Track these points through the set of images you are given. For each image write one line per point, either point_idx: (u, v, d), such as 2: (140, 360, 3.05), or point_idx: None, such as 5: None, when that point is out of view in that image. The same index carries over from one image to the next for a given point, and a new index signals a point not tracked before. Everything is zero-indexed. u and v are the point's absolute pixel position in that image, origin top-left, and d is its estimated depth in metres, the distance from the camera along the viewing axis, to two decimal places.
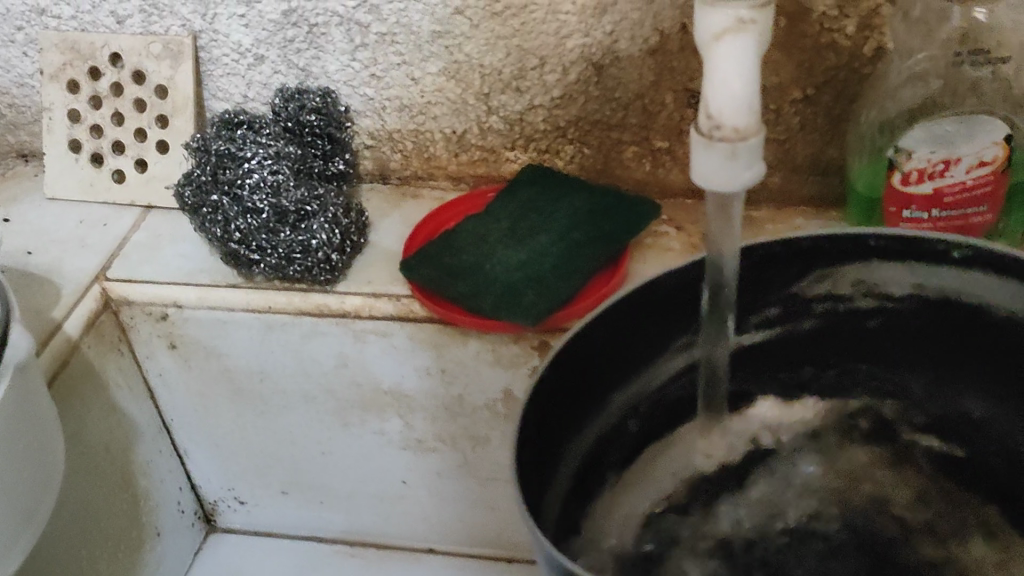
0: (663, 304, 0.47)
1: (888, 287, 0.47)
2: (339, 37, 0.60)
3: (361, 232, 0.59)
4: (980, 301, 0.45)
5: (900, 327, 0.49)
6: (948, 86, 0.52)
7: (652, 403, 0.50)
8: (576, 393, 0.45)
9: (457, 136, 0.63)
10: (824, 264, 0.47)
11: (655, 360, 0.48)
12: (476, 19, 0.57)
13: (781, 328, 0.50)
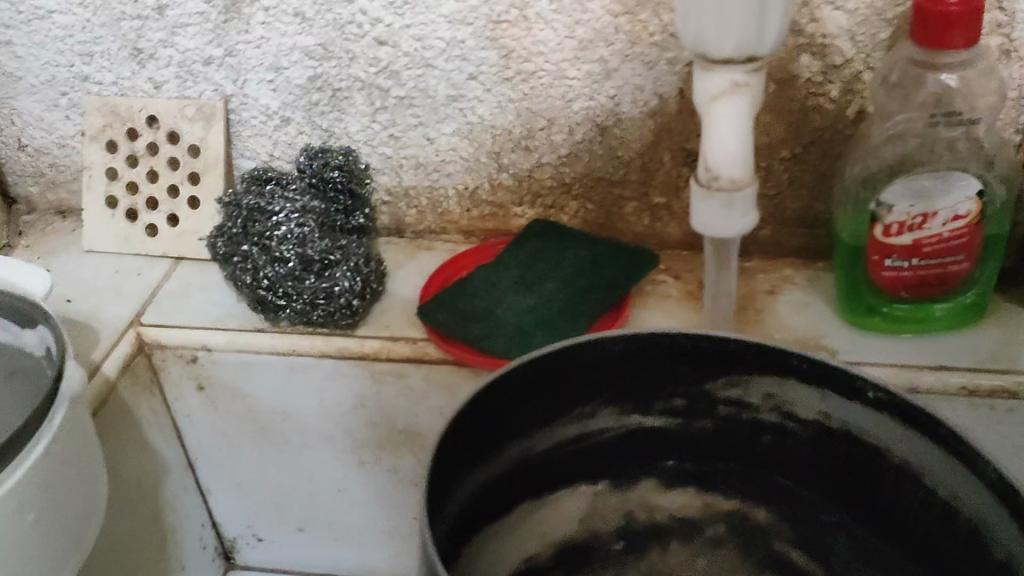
0: (663, 353, 0.44)
1: (796, 407, 0.44)
2: (361, 101, 0.65)
3: (381, 280, 0.63)
4: (882, 445, 0.42)
5: (795, 447, 0.46)
6: (925, 144, 0.55)
7: (634, 440, 0.48)
8: (536, 410, 0.44)
9: (469, 192, 0.68)
10: (738, 372, 0.44)
11: (644, 402, 0.46)
12: (488, 84, 0.62)
13: (680, 421, 0.47)
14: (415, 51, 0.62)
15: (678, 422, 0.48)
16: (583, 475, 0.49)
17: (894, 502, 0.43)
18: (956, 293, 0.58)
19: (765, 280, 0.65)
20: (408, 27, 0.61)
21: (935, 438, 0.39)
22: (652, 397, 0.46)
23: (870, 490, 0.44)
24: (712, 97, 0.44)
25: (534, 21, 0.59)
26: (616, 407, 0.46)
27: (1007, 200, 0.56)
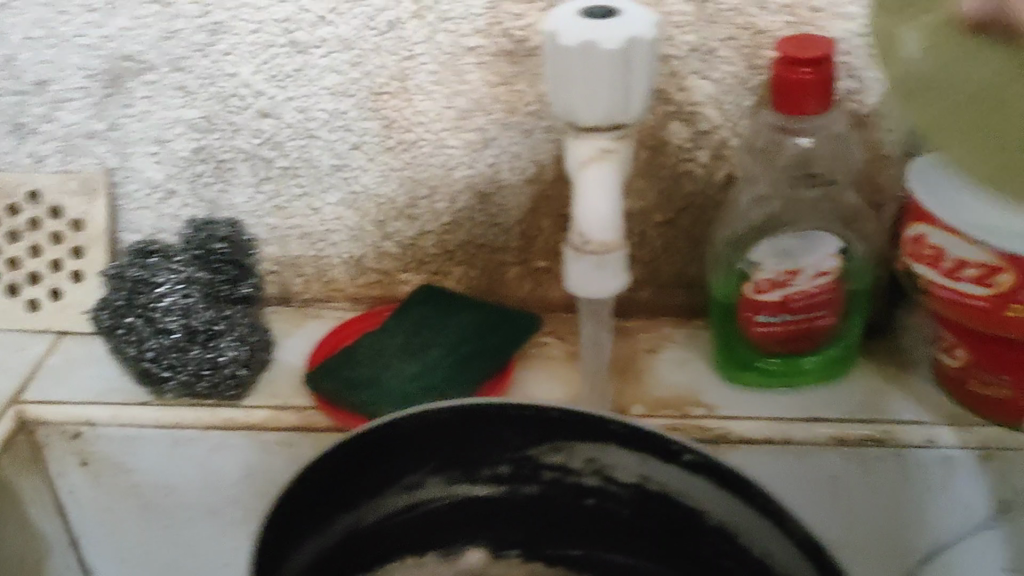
0: (484, 423, 0.47)
1: (615, 470, 0.49)
2: (246, 172, 0.65)
3: (267, 348, 0.63)
4: (694, 503, 0.47)
5: (612, 509, 0.51)
6: (788, 205, 0.58)
7: (466, 507, 0.52)
8: (370, 483, 0.47)
9: (355, 260, 0.69)
10: (560, 439, 0.48)
11: (474, 470, 0.50)
12: (372, 153, 0.64)
13: (504, 487, 0.51)
14: (299, 123, 0.63)
15: (502, 488, 0.51)
16: (413, 543, 0.52)
17: (711, 556, 0.48)
18: (825, 346, 0.61)
19: (643, 339, 0.67)
20: (290, 100, 0.62)
21: (754, 500, 0.44)
22: (477, 464, 0.49)
23: (686, 545, 0.49)
24: (582, 164, 0.46)
25: (414, 92, 0.61)
26: (441, 474, 0.49)
27: (866, 255, 0.59)
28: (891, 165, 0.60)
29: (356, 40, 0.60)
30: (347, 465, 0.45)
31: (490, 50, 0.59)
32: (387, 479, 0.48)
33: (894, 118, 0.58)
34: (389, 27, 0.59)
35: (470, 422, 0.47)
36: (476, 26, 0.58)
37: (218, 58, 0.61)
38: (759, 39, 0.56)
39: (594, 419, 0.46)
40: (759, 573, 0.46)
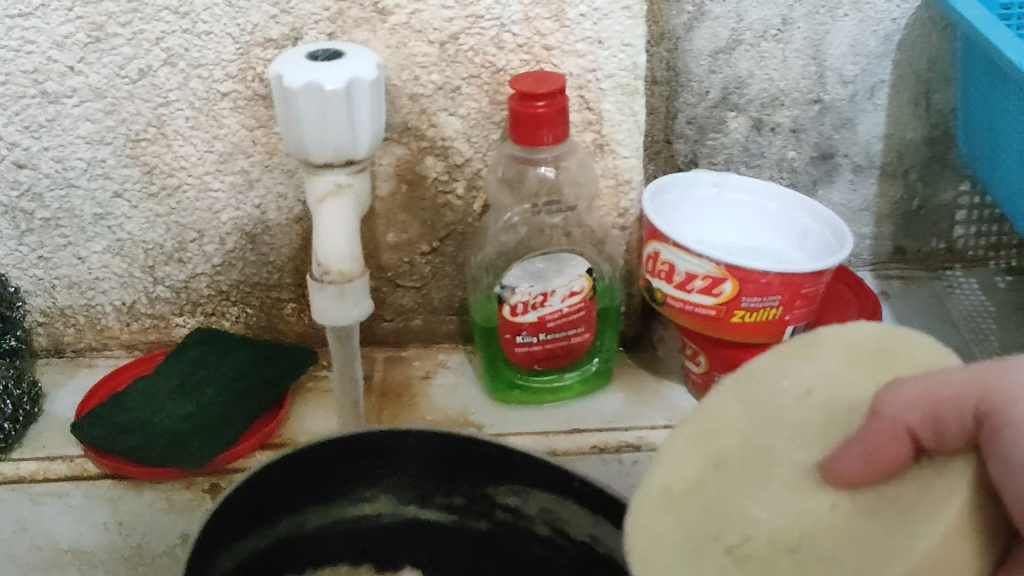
0: (492, 463, 0.51)
1: (571, 526, 0.52)
2: (5, 225, 0.65)
3: (35, 401, 0.64)
4: (632, 570, 0.50)
5: (548, 562, 0.54)
6: (534, 232, 0.64)
7: (417, 531, 0.55)
8: (386, 466, 0.52)
9: (128, 306, 0.69)
10: (514, 477, 0.51)
11: (432, 488, 0.54)
12: (134, 200, 0.65)
13: (452, 517, 0.55)
14: (57, 172, 0.63)
15: (450, 518, 0.55)
16: (356, 555, 0.55)
17: None
18: (581, 361, 0.65)
19: (418, 365, 0.70)
20: (46, 149, 0.62)
21: None
22: (432, 490, 0.54)
23: None
24: (320, 198, 0.49)
25: (173, 138, 0.62)
26: (395, 491, 0.53)
27: (612, 275, 0.64)
28: (633, 189, 0.64)
29: (108, 88, 0.60)
30: (314, 462, 0.49)
31: (245, 94, 0.61)
32: (344, 482, 0.52)
33: (630, 145, 0.62)
34: (140, 74, 0.60)
35: (439, 439, 0.50)
36: (228, 71, 0.60)
37: None
38: (499, 76, 0.60)
39: (554, 466, 0.49)
40: None
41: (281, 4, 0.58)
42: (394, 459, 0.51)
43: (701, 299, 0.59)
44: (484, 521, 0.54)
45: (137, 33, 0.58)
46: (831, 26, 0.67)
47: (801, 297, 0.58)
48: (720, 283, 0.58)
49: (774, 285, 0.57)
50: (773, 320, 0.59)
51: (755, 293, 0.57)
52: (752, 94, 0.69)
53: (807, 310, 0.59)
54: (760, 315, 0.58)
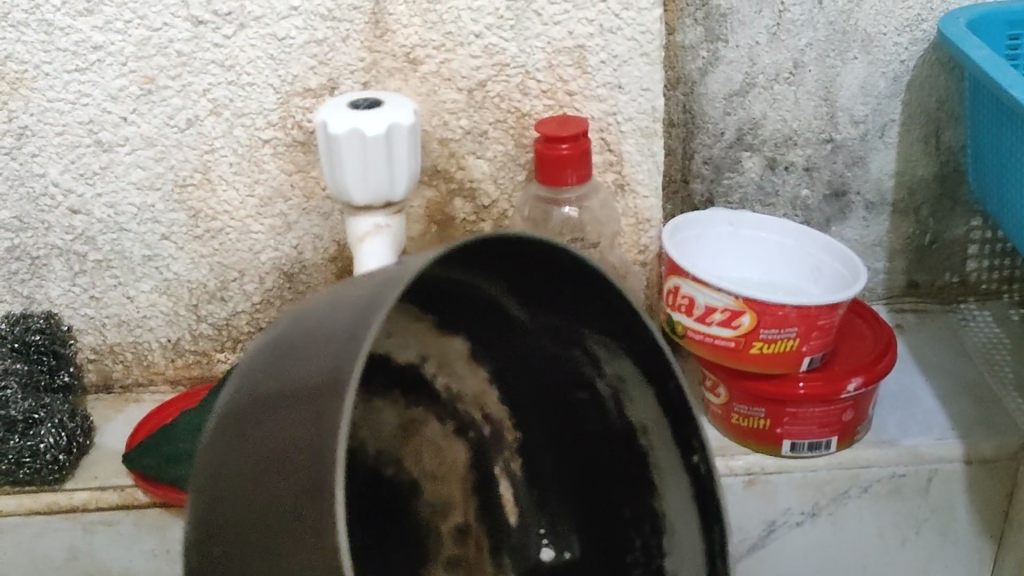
0: (616, 326, 0.51)
1: (628, 408, 0.54)
2: (60, 266, 0.69)
3: (87, 434, 0.66)
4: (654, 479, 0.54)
5: (595, 421, 0.57)
6: None
7: (490, 305, 0.56)
8: (517, 271, 0.51)
9: (173, 343, 0.72)
10: (625, 352, 0.52)
11: (539, 307, 0.54)
12: (180, 242, 0.68)
13: (540, 326, 0.55)
14: (109, 217, 0.67)
15: (531, 324, 0.56)
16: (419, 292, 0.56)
17: (613, 498, 0.57)
18: None
19: None
20: (100, 196, 0.67)
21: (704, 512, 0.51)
22: (533, 302, 0.54)
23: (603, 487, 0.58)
24: (361, 238, 0.52)
25: (218, 183, 0.66)
26: (502, 282, 0.53)
27: None
28: (653, 228, 0.67)
29: (158, 137, 0.65)
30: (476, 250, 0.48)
31: (284, 141, 0.65)
32: (477, 262, 0.51)
33: (649, 185, 0.66)
34: (188, 124, 0.64)
35: (584, 284, 0.50)
36: (270, 120, 0.64)
37: (26, 160, 0.65)
38: (524, 121, 0.64)
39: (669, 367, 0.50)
40: (645, 511, 0.55)
41: (319, 55, 0.62)
42: (529, 270, 0.50)
43: (721, 332, 0.62)
44: (561, 345, 0.56)
45: (186, 85, 0.63)
46: (841, 68, 0.70)
47: (818, 328, 0.61)
48: (739, 316, 0.61)
49: (791, 317, 0.60)
50: (791, 350, 0.61)
51: (773, 324, 0.60)
52: (766, 135, 0.72)
53: (823, 342, 0.62)
54: (779, 346, 0.61)
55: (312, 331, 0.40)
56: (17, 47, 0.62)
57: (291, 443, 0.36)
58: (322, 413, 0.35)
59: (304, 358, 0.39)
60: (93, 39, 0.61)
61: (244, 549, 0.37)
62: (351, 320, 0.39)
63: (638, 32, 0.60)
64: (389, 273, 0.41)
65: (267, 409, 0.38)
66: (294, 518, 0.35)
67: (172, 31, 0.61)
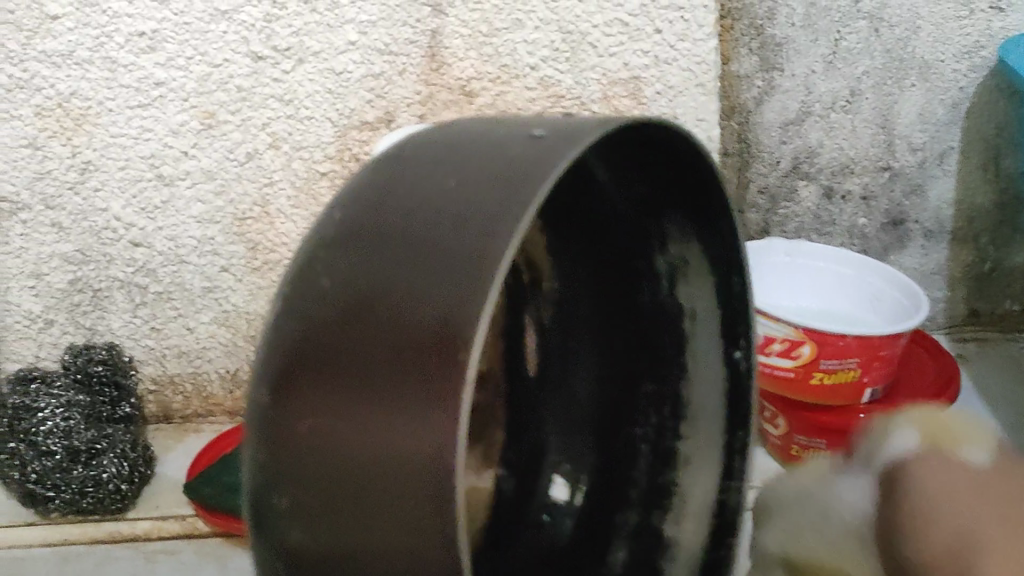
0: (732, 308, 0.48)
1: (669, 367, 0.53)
2: (122, 299, 0.70)
3: (149, 463, 0.68)
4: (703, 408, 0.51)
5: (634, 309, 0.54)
6: None
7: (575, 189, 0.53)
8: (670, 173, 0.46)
9: (231, 373, 0.73)
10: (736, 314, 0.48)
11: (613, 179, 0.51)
12: (240, 274, 0.69)
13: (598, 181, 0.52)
14: (170, 250, 0.68)
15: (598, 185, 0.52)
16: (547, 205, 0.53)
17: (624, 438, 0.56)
18: None
19: None
20: (161, 229, 0.68)
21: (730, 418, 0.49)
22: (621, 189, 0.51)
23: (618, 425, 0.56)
24: None
25: (276, 216, 0.68)
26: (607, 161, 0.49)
27: None
28: None
29: (218, 171, 0.66)
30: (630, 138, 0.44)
31: (342, 174, 0.66)
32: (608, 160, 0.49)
33: None
34: (247, 157, 0.65)
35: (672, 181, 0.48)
36: (327, 152, 0.65)
37: (89, 195, 0.66)
38: None
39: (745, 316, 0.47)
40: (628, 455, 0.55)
41: (376, 89, 0.63)
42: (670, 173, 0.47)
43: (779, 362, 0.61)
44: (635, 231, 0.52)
45: (245, 119, 0.64)
46: (899, 96, 0.70)
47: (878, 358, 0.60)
48: (799, 347, 0.60)
49: (851, 347, 0.59)
50: (851, 380, 0.61)
51: (832, 354, 0.60)
52: (823, 163, 0.72)
53: (884, 372, 0.61)
54: (840, 376, 0.60)
55: (451, 184, 0.35)
56: (80, 84, 0.63)
57: (427, 303, 0.31)
58: (478, 285, 0.30)
59: (445, 215, 0.33)
60: (156, 75, 0.63)
61: (360, 424, 0.31)
62: (493, 176, 0.34)
63: (693, 63, 0.61)
64: (557, 137, 0.36)
65: (404, 266, 0.32)
66: (400, 374, 0.30)
67: (233, 66, 0.62)
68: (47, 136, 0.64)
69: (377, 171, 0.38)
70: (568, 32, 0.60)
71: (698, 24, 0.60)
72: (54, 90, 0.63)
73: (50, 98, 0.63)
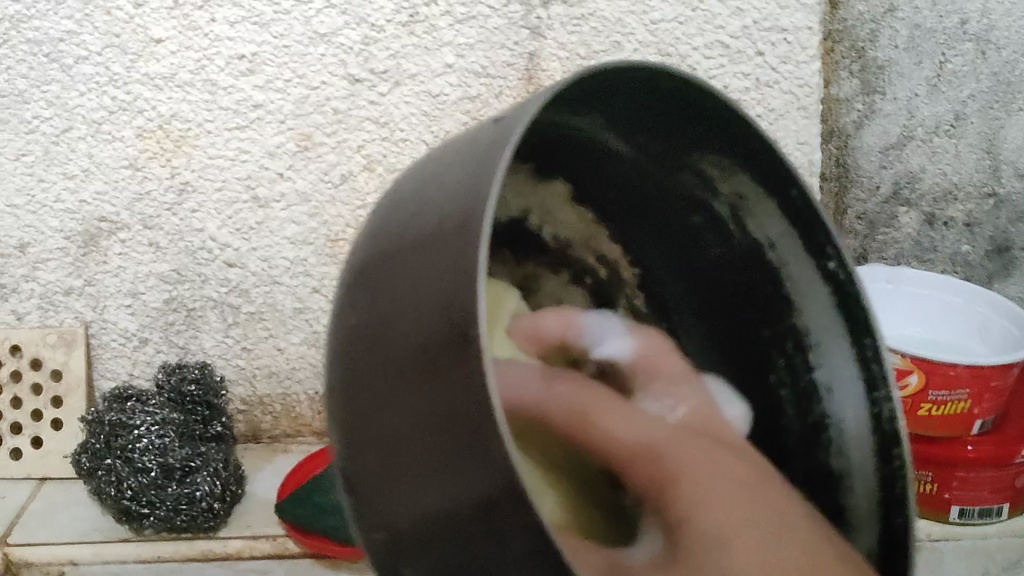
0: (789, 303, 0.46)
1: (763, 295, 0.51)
2: (215, 318, 0.70)
3: (240, 483, 0.68)
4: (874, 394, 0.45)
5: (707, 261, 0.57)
6: None
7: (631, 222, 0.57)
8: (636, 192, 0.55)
9: (320, 394, 0.73)
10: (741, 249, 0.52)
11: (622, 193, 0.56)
12: (331, 296, 0.69)
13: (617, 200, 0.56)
14: (263, 270, 0.69)
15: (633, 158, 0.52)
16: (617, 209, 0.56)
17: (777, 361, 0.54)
18: None
19: None
20: (254, 249, 0.68)
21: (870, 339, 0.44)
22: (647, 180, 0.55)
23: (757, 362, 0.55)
24: None
25: None
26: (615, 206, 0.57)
27: None
28: None
29: (313, 193, 0.66)
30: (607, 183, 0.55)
31: None
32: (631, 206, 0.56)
33: None
34: (342, 179, 0.66)
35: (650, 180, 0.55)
36: None
37: (186, 216, 0.67)
38: None
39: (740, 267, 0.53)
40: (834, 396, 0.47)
41: (472, 111, 0.63)
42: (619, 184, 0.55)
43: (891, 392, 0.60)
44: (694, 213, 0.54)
45: (341, 142, 0.64)
46: (1005, 120, 0.68)
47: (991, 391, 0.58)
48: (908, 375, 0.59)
49: (962, 377, 0.58)
50: (962, 413, 0.59)
51: (944, 384, 0.58)
52: (925, 189, 0.70)
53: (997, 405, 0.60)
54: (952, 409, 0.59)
55: (419, 200, 0.36)
56: (182, 106, 0.64)
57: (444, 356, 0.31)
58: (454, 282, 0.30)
59: (417, 233, 0.34)
60: (254, 98, 0.64)
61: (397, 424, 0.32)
62: (468, 174, 0.33)
63: (796, 85, 0.60)
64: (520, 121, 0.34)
65: (411, 288, 0.32)
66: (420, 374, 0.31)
67: (331, 89, 0.63)
68: (147, 157, 0.66)
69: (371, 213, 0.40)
70: (667, 55, 0.60)
71: (801, 46, 0.60)
72: (155, 112, 0.64)
73: (151, 120, 0.65)
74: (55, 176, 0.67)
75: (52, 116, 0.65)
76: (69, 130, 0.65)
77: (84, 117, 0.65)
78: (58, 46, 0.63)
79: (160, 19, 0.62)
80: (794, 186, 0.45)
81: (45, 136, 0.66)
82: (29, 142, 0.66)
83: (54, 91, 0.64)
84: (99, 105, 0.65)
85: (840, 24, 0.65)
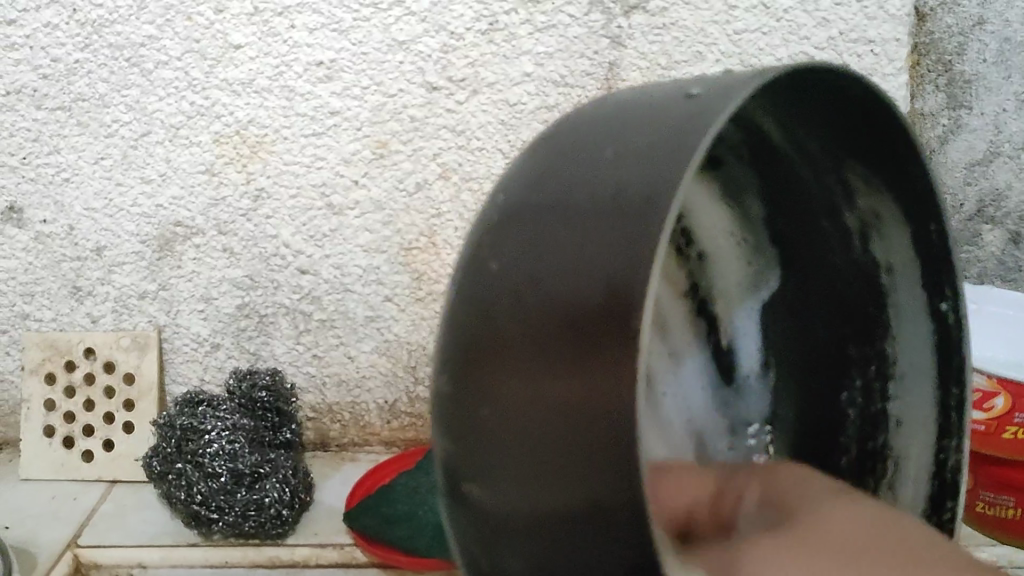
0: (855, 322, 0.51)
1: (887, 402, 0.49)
2: (286, 324, 0.70)
3: (309, 491, 0.67)
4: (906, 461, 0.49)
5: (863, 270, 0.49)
6: None
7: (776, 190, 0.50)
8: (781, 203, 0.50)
9: (389, 404, 0.72)
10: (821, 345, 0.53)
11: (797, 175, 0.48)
12: (403, 304, 0.69)
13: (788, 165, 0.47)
14: (335, 278, 0.68)
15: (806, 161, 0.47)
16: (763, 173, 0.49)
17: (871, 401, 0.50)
18: None
19: None
20: (328, 256, 0.68)
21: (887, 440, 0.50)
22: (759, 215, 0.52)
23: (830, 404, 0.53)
24: None
25: (442, 247, 0.67)
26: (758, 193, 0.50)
27: None
28: None
29: (387, 201, 0.66)
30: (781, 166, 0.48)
31: None
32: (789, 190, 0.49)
33: None
34: (417, 188, 0.65)
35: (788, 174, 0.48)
36: None
37: (261, 222, 0.67)
38: None
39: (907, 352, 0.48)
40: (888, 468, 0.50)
41: (549, 120, 0.62)
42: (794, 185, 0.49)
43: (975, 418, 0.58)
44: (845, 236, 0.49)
45: (417, 149, 0.64)
46: None
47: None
48: (991, 398, 0.57)
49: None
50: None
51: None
52: (1010, 207, 0.68)
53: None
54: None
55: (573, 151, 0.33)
56: (259, 112, 0.64)
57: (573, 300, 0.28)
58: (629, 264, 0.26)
59: (591, 188, 0.30)
60: (331, 105, 0.64)
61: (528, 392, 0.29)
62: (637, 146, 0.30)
63: None
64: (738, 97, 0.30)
65: (580, 244, 0.28)
66: (574, 355, 0.27)
67: (407, 97, 0.63)
68: (224, 162, 0.66)
69: (535, 147, 0.36)
70: (750, 66, 0.59)
71: (889, 58, 0.58)
72: (233, 117, 0.65)
73: (229, 125, 0.65)
74: (133, 180, 0.67)
75: (131, 120, 0.66)
76: (148, 134, 0.66)
77: (162, 121, 0.65)
78: (139, 51, 0.64)
79: (240, 25, 0.62)
80: (933, 221, 0.43)
81: (124, 140, 0.66)
82: (108, 146, 0.67)
83: (134, 95, 0.65)
84: (178, 110, 0.65)
85: (926, 38, 0.64)
